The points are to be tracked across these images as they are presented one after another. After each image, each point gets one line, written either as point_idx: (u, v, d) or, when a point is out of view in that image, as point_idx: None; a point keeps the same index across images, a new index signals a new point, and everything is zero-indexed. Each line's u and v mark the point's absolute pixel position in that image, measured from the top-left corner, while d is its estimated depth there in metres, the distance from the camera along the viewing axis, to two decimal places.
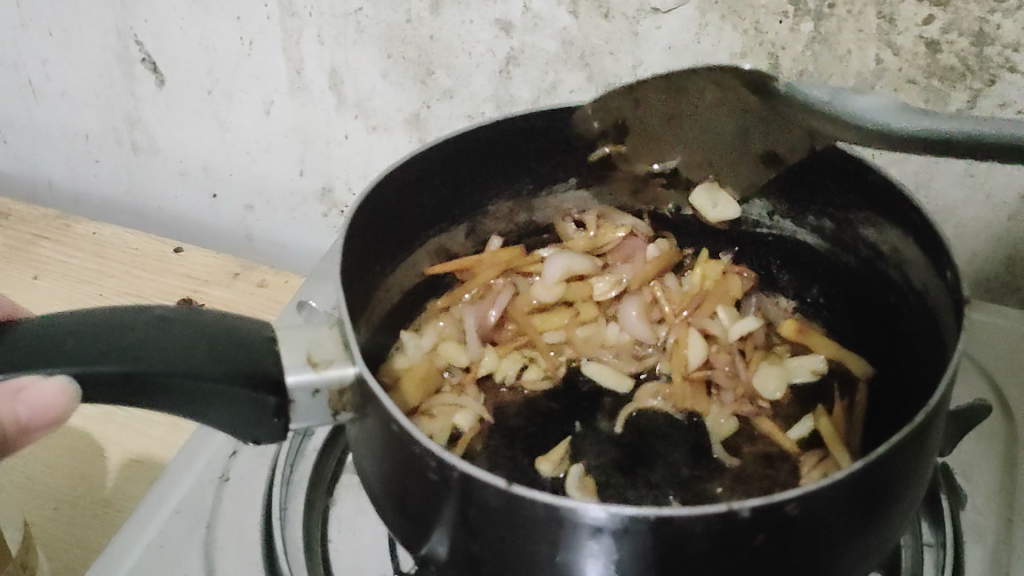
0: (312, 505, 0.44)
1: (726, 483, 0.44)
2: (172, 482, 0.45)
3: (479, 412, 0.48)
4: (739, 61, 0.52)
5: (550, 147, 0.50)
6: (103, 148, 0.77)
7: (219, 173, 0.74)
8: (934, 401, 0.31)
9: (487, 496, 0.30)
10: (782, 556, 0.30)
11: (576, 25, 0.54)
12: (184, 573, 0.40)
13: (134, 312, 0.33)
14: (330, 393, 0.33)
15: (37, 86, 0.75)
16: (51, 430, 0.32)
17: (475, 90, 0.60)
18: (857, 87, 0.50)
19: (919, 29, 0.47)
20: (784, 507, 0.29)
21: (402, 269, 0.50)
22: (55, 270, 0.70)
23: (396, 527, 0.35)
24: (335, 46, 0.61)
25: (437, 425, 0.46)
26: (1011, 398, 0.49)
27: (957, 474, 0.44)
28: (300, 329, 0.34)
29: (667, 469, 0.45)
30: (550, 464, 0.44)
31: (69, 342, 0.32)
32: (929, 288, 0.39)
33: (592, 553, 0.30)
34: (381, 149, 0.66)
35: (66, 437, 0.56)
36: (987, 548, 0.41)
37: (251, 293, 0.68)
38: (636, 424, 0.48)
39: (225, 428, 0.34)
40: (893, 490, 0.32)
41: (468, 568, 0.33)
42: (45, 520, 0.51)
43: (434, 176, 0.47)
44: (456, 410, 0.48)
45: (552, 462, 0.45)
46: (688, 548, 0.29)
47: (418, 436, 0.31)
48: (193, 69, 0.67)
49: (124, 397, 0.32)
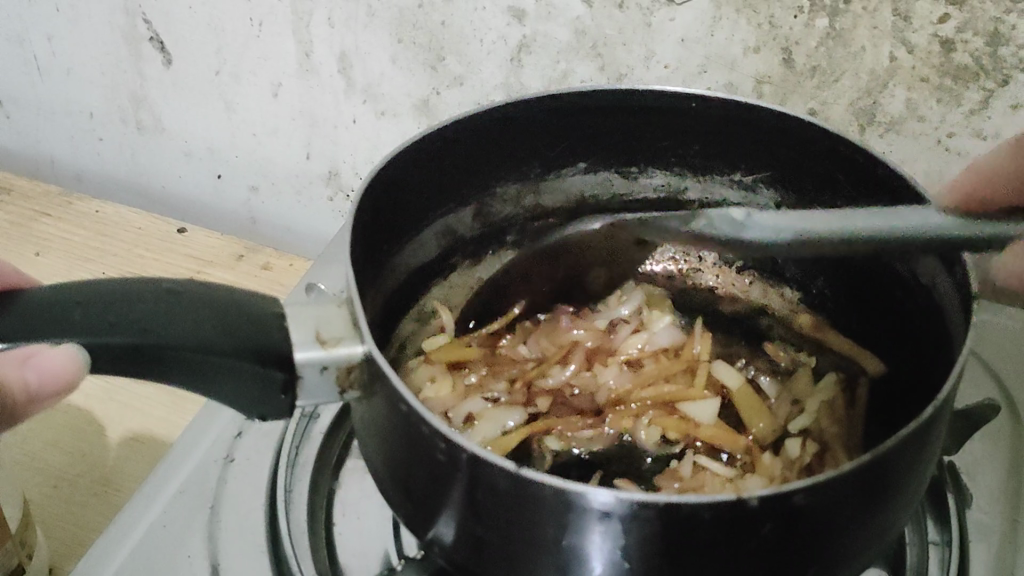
0: (317, 487, 0.44)
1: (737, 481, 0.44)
2: (177, 461, 0.45)
3: (515, 408, 0.49)
4: (752, 55, 0.51)
5: (563, 130, 0.49)
6: (107, 126, 0.77)
7: (224, 155, 0.74)
8: (944, 395, 0.31)
9: (496, 479, 0.30)
10: (788, 546, 0.30)
11: (589, 15, 0.54)
12: (188, 553, 0.40)
13: (145, 284, 0.33)
14: (338, 370, 0.33)
15: (43, 62, 0.75)
16: (61, 390, 0.32)
17: (485, 77, 0.59)
18: (870, 85, 0.50)
19: (934, 27, 0.47)
20: (793, 498, 0.29)
21: (409, 251, 0.49)
22: (57, 247, 0.70)
23: (402, 509, 0.35)
24: (345, 29, 0.61)
25: (483, 428, 0.47)
26: (1016, 398, 0.49)
27: (962, 473, 0.44)
28: (309, 308, 0.34)
29: (690, 456, 0.47)
30: (661, 475, 0.46)
31: (78, 313, 0.32)
32: (940, 289, 0.39)
33: (598, 537, 0.30)
34: (387, 134, 0.66)
35: (67, 414, 0.56)
36: (991, 547, 0.41)
37: (255, 275, 0.68)
38: (659, 417, 0.49)
39: (232, 404, 0.34)
40: (899, 481, 0.31)
41: (474, 551, 0.33)
42: (43, 497, 0.51)
43: (444, 157, 0.46)
44: (481, 403, 0.49)
45: (663, 474, 0.46)
46: (696, 533, 0.29)
47: (427, 417, 0.30)
48: (201, 49, 0.67)
49: (134, 369, 0.32)
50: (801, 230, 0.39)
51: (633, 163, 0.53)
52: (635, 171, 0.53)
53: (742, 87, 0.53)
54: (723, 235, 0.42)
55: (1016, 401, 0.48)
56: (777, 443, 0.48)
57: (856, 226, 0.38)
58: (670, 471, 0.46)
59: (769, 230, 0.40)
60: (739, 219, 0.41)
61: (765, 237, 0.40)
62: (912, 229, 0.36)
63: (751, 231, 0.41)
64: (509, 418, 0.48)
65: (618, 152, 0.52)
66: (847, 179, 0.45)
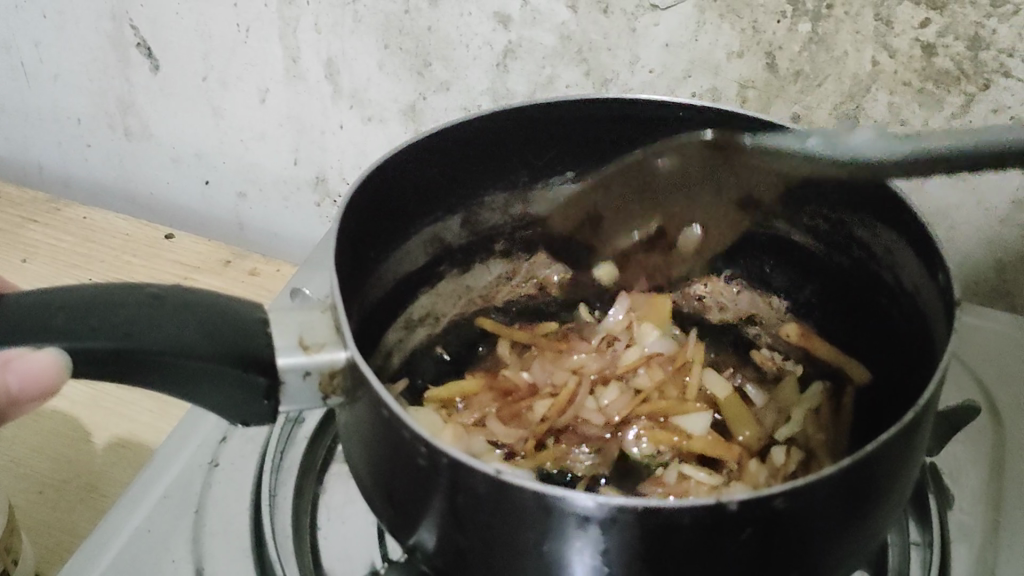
0: (302, 492, 0.44)
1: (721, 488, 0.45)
2: (162, 465, 0.45)
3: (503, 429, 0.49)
4: (736, 60, 0.52)
5: (552, 140, 0.50)
6: (94, 132, 0.77)
7: (211, 160, 0.74)
8: (924, 398, 0.31)
9: (477, 484, 0.30)
10: (768, 551, 0.30)
11: (574, 20, 0.54)
12: (172, 558, 0.40)
13: (127, 288, 0.33)
14: (321, 376, 0.34)
15: (30, 69, 0.75)
16: (46, 393, 0.32)
17: (471, 82, 0.60)
18: (853, 89, 0.50)
19: (915, 32, 0.47)
20: (772, 502, 0.29)
21: (395, 258, 0.49)
22: (44, 253, 0.70)
23: (385, 515, 0.35)
24: (332, 36, 0.61)
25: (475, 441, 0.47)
26: (998, 401, 0.49)
27: (945, 476, 0.45)
28: (292, 314, 0.34)
29: (675, 467, 0.47)
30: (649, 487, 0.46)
31: (60, 318, 0.32)
32: (921, 293, 0.39)
33: (578, 542, 0.30)
34: (375, 140, 0.66)
35: (53, 420, 0.56)
36: (973, 549, 0.41)
37: (242, 281, 0.69)
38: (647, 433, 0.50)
39: (215, 408, 0.35)
40: (879, 485, 0.32)
41: (456, 557, 0.33)
42: (28, 503, 0.51)
43: (432, 165, 0.46)
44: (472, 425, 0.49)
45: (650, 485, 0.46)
46: (675, 538, 0.29)
47: (408, 423, 0.31)
48: (188, 55, 0.67)
49: (116, 373, 0.33)
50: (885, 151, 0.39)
51: None
52: None
53: (725, 91, 0.53)
54: (831, 158, 0.42)
55: (998, 405, 0.49)
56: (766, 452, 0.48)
57: (918, 147, 0.38)
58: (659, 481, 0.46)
59: (869, 146, 0.40)
60: (836, 136, 0.42)
61: (865, 151, 0.40)
62: (932, 145, 0.37)
63: (851, 147, 0.40)
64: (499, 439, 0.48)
65: None
66: (834, 191, 0.45)
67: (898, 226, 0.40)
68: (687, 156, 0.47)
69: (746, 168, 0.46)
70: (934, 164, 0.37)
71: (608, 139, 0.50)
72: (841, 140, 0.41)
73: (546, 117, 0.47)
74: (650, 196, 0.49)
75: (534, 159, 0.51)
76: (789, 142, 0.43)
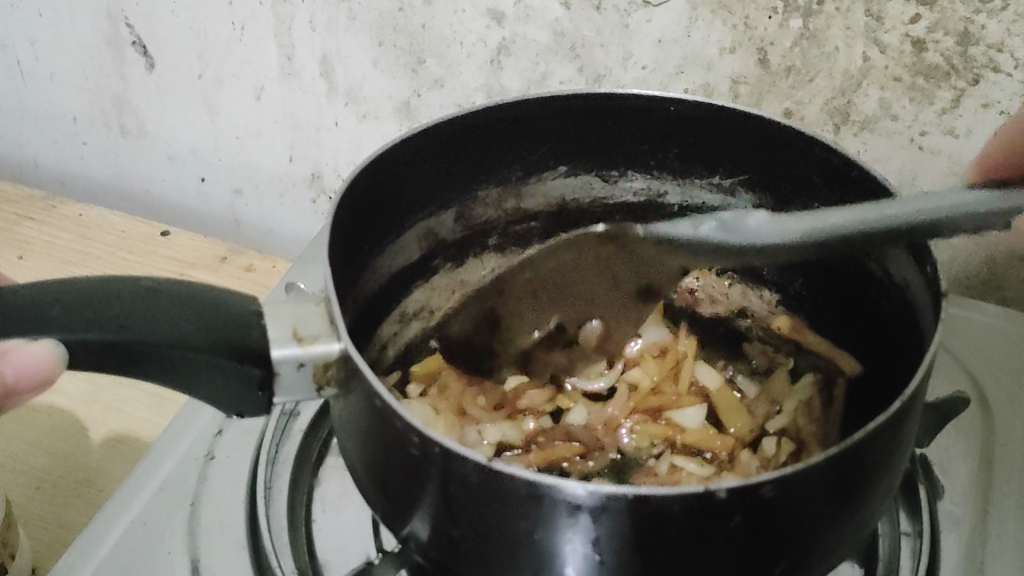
0: (297, 484, 0.45)
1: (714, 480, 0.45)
2: (158, 458, 0.45)
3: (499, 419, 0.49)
4: (728, 56, 0.52)
5: (545, 136, 0.50)
6: (90, 130, 0.77)
7: (207, 158, 0.74)
8: (911, 388, 0.31)
9: (468, 473, 0.30)
10: (757, 538, 0.31)
11: (568, 16, 0.54)
12: (168, 549, 0.41)
13: (123, 281, 0.33)
14: (315, 367, 0.34)
15: (25, 67, 0.75)
16: (42, 385, 0.33)
17: (465, 79, 0.60)
18: (844, 84, 0.51)
19: (906, 27, 0.47)
20: (760, 490, 0.29)
21: (389, 253, 0.49)
22: (40, 250, 0.70)
23: (379, 506, 0.36)
24: (327, 33, 0.61)
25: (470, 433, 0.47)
26: (989, 393, 0.49)
27: (935, 467, 0.45)
28: (286, 305, 0.35)
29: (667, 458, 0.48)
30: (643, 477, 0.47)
31: (56, 309, 0.32)
32: (911, 286, 0.39)
33: (569, 530, 0.30)
34: (369, 137, 0.66)
35: (51, 415, 0.56)
36: (962, 538, 0.41)
37: (237, 277, 0.69)
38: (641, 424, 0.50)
39: (210, 399, 0.35)
40: (868, 473, 0.32)
41: (449, 547, 0.34)
42: (26, 497, 0.51)
43: (425, 160, 0.46)
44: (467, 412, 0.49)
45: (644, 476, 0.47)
46: (665, 525, 0.29)
47: (400, 412, 0.31)
48: (183, 53, 0.67)
49: (112, 364, 0.33)
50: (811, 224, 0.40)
51: (613, 167, 0.53)
52: (615, 174, 0.53)
53: (718, 87, 0.54)
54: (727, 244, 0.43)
55: (989, 397, 0.49)
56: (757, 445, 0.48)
57: (868, 219, 0.38)
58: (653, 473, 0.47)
59: (768, 230, 0.42)
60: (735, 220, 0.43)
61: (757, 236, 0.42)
62: (919, 207, 0.37)
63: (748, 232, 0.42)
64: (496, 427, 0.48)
65: (599, 158, 0.52)
66: (824, 184, 0.45)
67: (886, 218, 0.41)
68: (586, 267, 0.47)
69: (646, 259, 0.46)
70: (883, 233, 0.38)
71: (601, 134, 0.50)
72: (739, 226, 0.43)
73: (538, 113, 0.48)
74: (560, 297, 0.48)
75: (527, 156, 0.51)
76: (685, 231, 0.44)
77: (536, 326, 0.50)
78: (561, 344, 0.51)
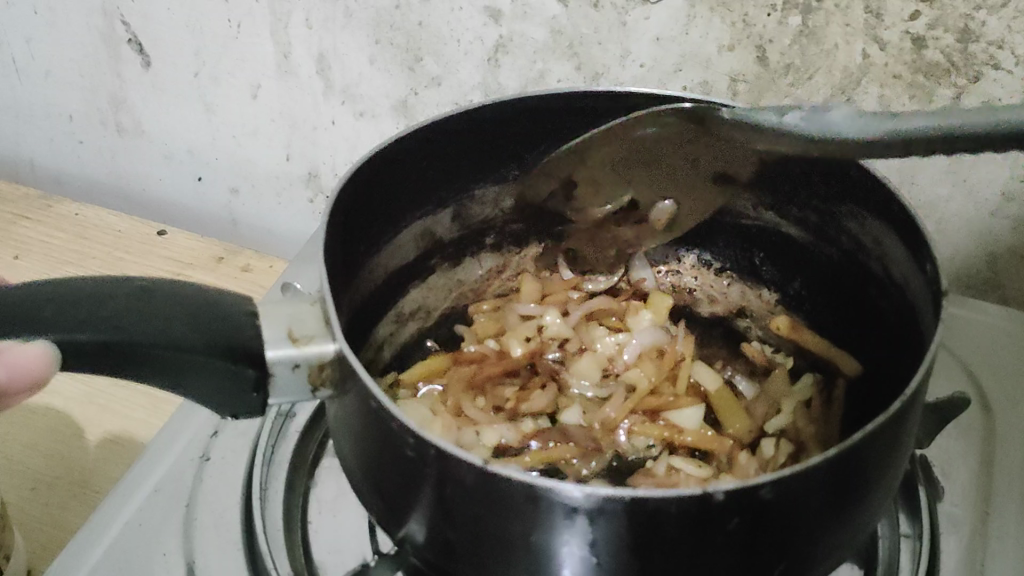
0: (293, 486, 0.44)
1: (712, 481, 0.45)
2: (153, 460, 0.45)
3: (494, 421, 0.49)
4: (727, 53, 0.52)
5: (543, 134, 0.49)
6: (86, 128, 0.77)
7: (204, 156, 0.74)
8: (912, 388, 0.31)
9: (464, 475, 0.30)
10: (756, 541, 0.30)
11: (565, 14, 0.54)
12: (164, 552, 0.40)
13: (116, 281, 0.33)
14: (310, 368, 0.34)
15: (21, 65, 0.75)
16: (32, 387, 0.32)
17: (462, 77, 0.60)
18: (843, 82, 0.50)
19: (905, 24, 0.47)
20: (758, 492, 0.29)
21: (387, 252, 0.49)
22: (36, 250, 0.69)
23: (374, 508, 0.35)
24: (324, 30, 0.61)
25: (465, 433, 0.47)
26: (989, 393, 0.49)
27: (935, 467, 0.45)
28: (282, 305, 0.34)
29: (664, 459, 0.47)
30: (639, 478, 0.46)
31: (49, 310, 0.32)
32: (912, 285, 0.39)
33: (566, 533, 0.30)
34: (367, 136, 0.66)
35: (46, 416, 0.56)
36: (962, 539, 0.41)
37: (234, 277, 0.69)
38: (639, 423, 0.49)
39: (204, 401, 0.35)
40: (868, 474, 0.32)
41: (445, 549, 0.33)
42: (21, 499, 0.51)
43: (423, 159, 0.46)
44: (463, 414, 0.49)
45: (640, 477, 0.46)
46: (662, 528, 0.29)
47: (396, 413, 0.31)
48: (180, 51, 0.67)
49: (105, 365, 0.33)
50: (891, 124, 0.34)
51: None
52: None
53: (717, 85, 0.53)
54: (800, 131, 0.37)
55: (989, 397, 0.49)
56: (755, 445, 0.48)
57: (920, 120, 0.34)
58: (650, 473, 0.46)
59: (849, 125, 0.35)
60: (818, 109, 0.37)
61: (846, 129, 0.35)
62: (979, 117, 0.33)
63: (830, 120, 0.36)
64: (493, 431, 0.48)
65: None
66: (823, 182, 0.45)
67: (885, 217, 0.40)
68: (656, 142, 0.44)
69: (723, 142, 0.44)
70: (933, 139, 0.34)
71: (597, 133, 0.50)
72: (818, 114, 0.37)
73: (537, 111, 0.47)
74: (620, 172, 0.47)
75: (525, 155, 0.51)
76: (769, 118, 0.39)
77: (613, 200, 0.49)
78: (634, 220, 0.51)
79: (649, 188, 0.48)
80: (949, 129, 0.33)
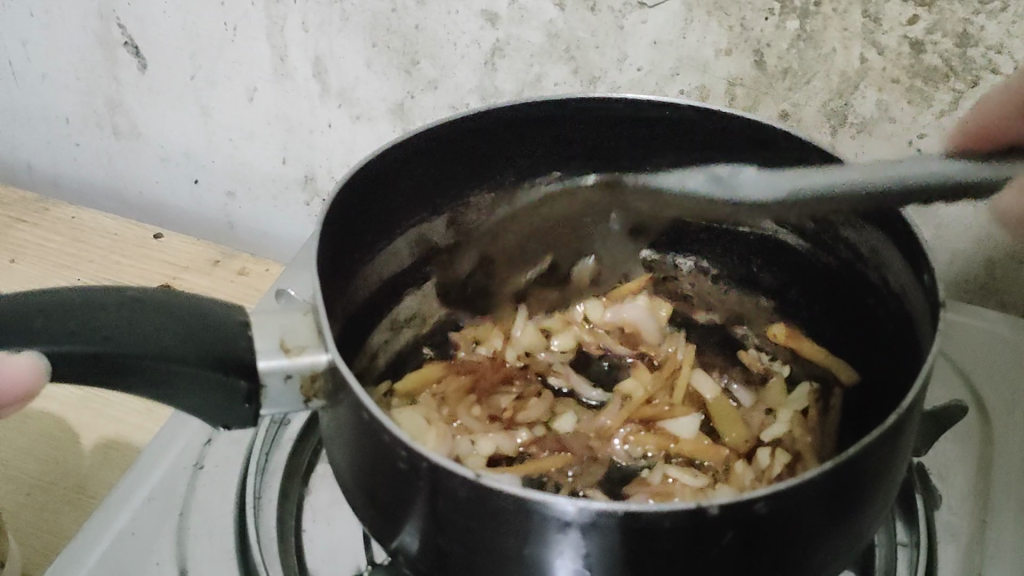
0: (287, 494, 0.44)
1: (709, 490, 0.44)
2: (146, 467, 0.45)
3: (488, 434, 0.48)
4: (724, 57, 0.51)
5: (538, 140, 0.49)
6: (83, 131, 0.76)
7: (200, 159, 0.73)
8: (908, 401, 0.31)
9: (456, 488, 0.30)
10: (750, 554, 0.30)
11: (562, 18, 0.54)
12: (156, 561, 0.40)
13: (107, 291, 0.33)
14: (302, 379, 0.33)
15: (17, 67, 0.75)
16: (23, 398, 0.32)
17: (459, 81, 0.59)
18: (841, 87, 0.50)
19: (904, 29, 0.47)
20: (753, 506, 0.29)
21: (382, 258, 0.49)
22: (32, 254, 0.69)
23: (367, 518, 0.35)
24: (320, 33, 0.61)
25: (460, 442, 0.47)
26: (988, 400, 0.49)
27: (932, 475, 0.45)
28: (274, 316, 0.34)
29: (660, 469, 0.47)
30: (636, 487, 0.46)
31: (38, 321, 0.32)
32: (909, 296, 0.38)
33: (558, 546, 0.30)
34: (364, 139, 0.66)
35: (41, 421, 0.56)
36: (960, 548, 0.41)
37: (231, 280, 0.68)
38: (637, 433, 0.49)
39: (196, 411, 0.34)
40: (863, 486, 0.32)
41: (438, 561, 0.33)
42: (15, 505, 0.51)
43: (417, 165, 0.46)
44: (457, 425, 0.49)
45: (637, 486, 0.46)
46: (655, 542, 0.29)
47: (388, 426, 0.30)
48: (176, 54, 0.67)
49: (95, 376, 0.32)
50: (796, 180, 0.40)
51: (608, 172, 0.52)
52: None
53: (714, 89, 0.53)
54: (716, 196, 0.45)
55: (987, 404, 0.49)
56: (752, 455, 0.48)
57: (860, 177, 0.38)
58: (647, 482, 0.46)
59: (756, 188, 0.43)
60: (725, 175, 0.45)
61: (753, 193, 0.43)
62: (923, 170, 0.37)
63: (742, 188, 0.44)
64: (488, 441, 0.48)
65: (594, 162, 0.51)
66: None
67: (883, 226, 0.40)
68: (572, 195, 0.52)
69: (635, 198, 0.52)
70: (876, 195, 0.38)
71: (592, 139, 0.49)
72: (724, 180, 0.45)
73: (535, 117, 0.47)
74: (551, 238, 0.55)
75: (521, 161, 0.50)
76: (675, 184, 0.48)
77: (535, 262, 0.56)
78: (556, 283, 0.57)
79: (570, 254, 0.55)
80: (888, 183, 0.37)
